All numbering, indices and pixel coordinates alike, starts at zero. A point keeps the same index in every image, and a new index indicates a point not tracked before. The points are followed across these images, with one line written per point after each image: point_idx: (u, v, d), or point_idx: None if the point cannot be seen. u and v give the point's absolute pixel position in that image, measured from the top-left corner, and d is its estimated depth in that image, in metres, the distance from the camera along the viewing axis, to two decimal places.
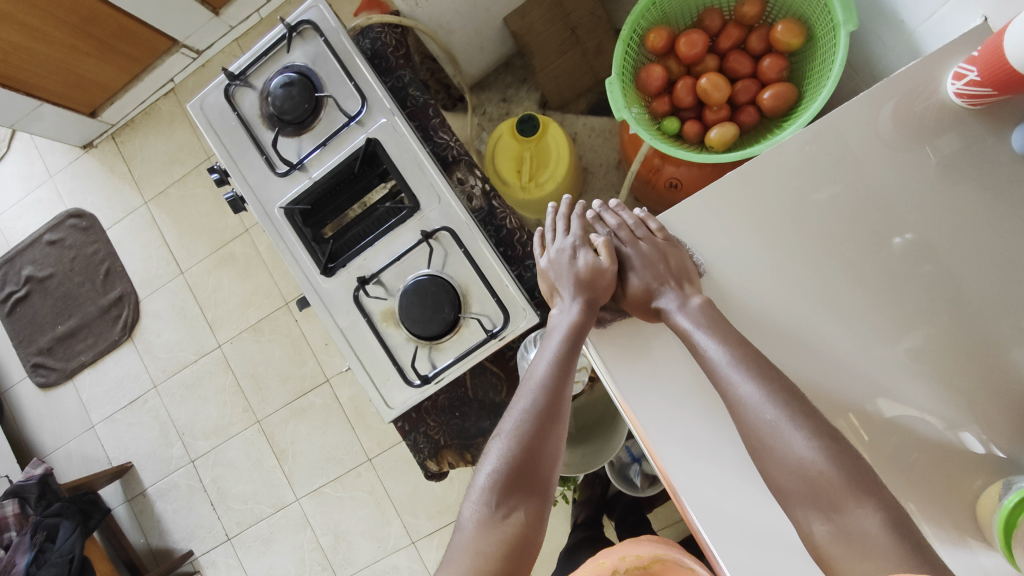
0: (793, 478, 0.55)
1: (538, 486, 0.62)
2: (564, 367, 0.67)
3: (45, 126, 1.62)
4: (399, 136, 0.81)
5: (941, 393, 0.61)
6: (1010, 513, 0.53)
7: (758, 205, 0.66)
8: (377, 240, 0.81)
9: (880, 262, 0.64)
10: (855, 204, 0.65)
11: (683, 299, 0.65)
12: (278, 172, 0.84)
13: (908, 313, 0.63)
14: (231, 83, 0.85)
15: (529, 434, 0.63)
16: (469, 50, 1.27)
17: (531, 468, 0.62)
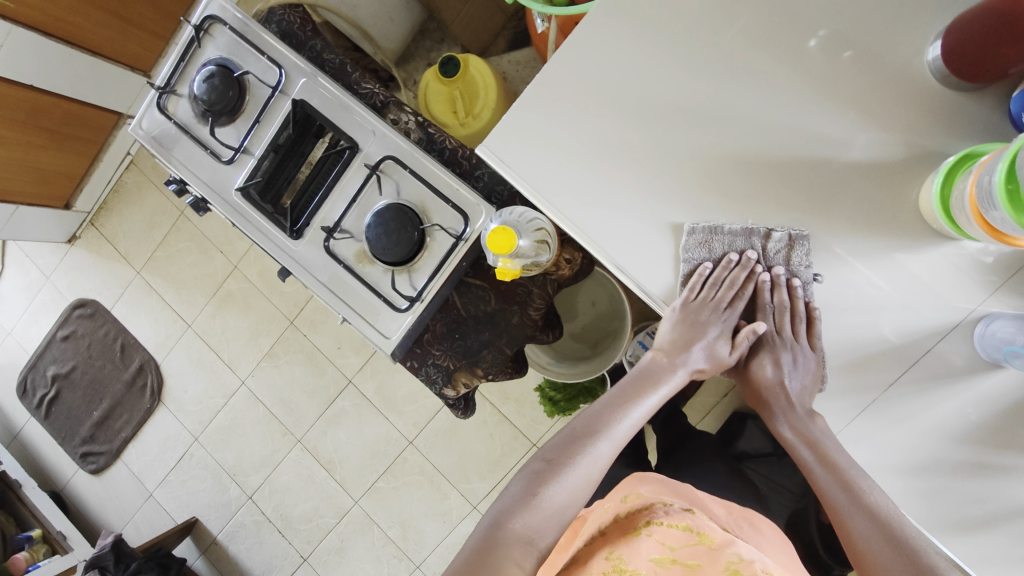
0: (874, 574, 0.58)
1: (566, 514, 0.65)
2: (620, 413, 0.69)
3: (27, 230, 1.70)
4: (322, 91, 0.86)
5: (879, 150, 0.62)
6: (942, 193, 0.54)
7: (663, 40, 0.66)
8: (331, 189, 0.87)
9: (797, 41, 0.63)
10: (756, 8, 0.64)
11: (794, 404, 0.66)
12: (225, 159, 0.90)
13: (833, 74, 0.63)
14: (160, 95, 0.91)
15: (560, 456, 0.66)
16: (380, 24, 1.31)
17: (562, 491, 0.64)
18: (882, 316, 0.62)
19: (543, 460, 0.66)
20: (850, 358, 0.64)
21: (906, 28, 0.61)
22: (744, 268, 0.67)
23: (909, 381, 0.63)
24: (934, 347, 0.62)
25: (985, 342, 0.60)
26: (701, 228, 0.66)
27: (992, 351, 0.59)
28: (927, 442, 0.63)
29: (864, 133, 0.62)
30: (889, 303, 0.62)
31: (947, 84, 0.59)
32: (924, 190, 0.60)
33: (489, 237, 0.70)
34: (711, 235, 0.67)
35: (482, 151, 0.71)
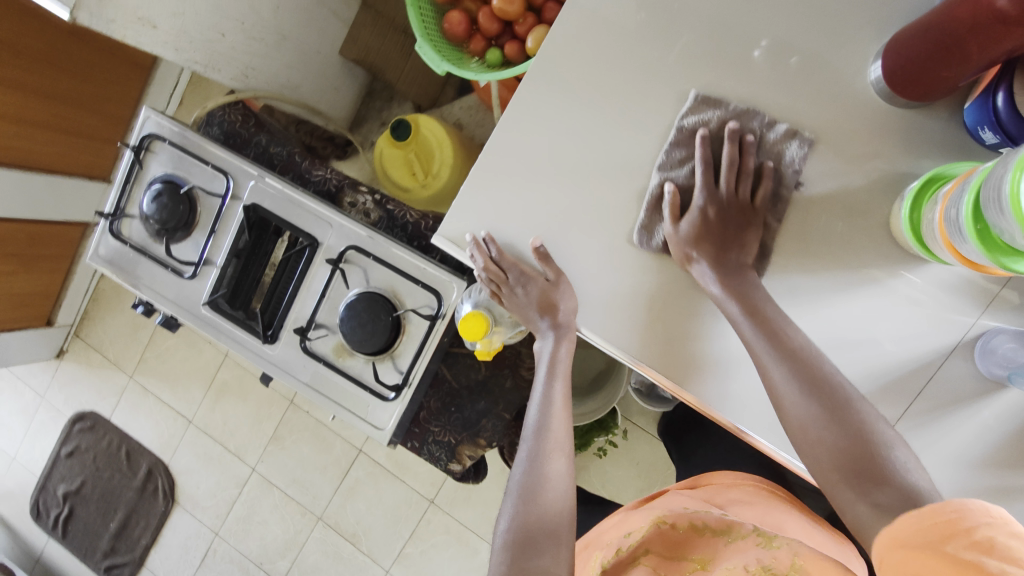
0: (829, 455, 0.52)
1: (558, 536, 0.61)
2: (561, 424, 0.69)
3: (13, 355, 1.68)
4: (272, 191, 0.85)
5: (840, 171, 0.60)
6: (912, 219, 0.52)
7: (600, 96, 0.64)
8: (298, 288, 0.84)
9: (740, 77, 0.62)
10: (687, 49, 0.62)
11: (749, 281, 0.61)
12: (187, 275, 0.88)
13: (776, 104, 0.61)
14: (111, 221, 0.89)
15: (527, 482, 0.64)
16: (326, 96, 1.31)
17: (544, 517, 0.62)
18: (880, 348, 0.60)
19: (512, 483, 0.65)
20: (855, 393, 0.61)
21: (839, 47, 0.59)
22: (739, 144, 0.62)
23: (919, 410, 0.60)
24: (936, 375, 0.59)
25: (988, 362, 0.57)
26: (709, 99, 0.62)
27: (996, 371, 0.57)
28: (949, 467, 0.59)
29: (819, 159, 0.60)
30: (883, 333, 0.60)
31: (893, 101, 0.58)
32: (894, 212, 0.58)
33: (461, 324, 0.69)
34: (713, 108, 0.62)
35: (437, 239, 0.71)
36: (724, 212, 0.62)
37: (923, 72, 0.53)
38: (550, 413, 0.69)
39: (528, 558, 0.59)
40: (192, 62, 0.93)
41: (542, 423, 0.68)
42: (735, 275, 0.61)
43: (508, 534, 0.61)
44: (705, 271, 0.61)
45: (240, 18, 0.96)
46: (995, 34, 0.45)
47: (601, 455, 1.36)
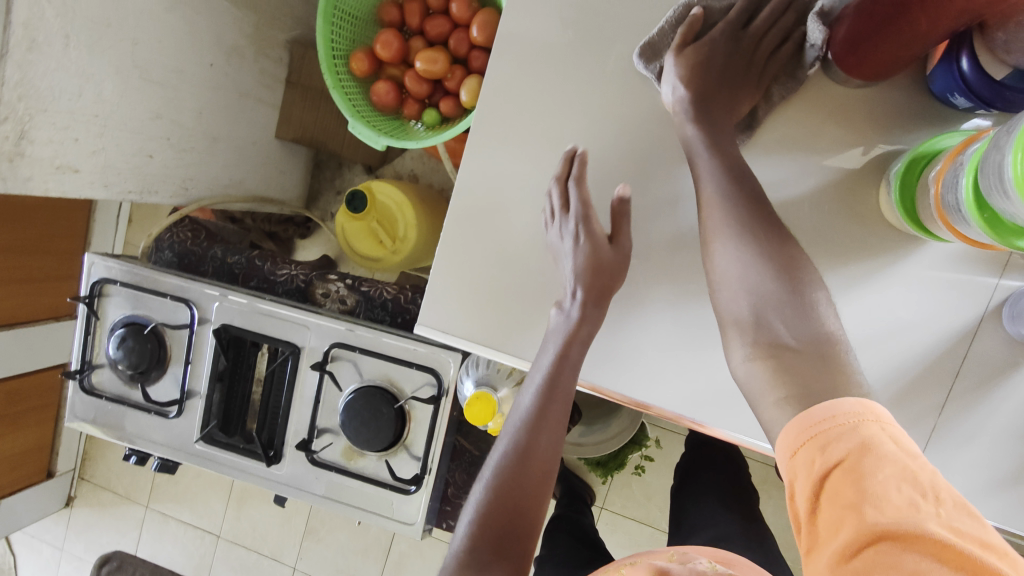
0: (732, 293, 0.53)
1: (525, 535, 0.57)
2: (561, 409, 0.61)
3: (21, 517, 1.61)
4: (238, 307, 0.80)
5: (815, 158, 0.57)
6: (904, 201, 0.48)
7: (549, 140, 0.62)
8: (290, 400, 0.80)
9: None
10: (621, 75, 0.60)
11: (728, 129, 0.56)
12: (173, 414, 0.83)
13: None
14: (81, 378, 0.84)
15: (508, 478, 0.58)
16: (274, 182, 1.27)
17: (517, 514, 0.57)
18: (903, 338, 0.55)
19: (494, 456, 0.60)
20: (892, 391, 0.56)
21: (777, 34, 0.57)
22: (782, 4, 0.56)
23: (962, 391, 0.55)
24: (970, 353, 0.54)
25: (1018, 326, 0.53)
26: None
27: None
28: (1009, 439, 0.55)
29: (786, 158, 0.57)
30: (902, 321, 0.55)
31: (848, 83, 0.55)
32: (882, 190, 0.55)
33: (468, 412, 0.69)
34: None
35: (420, 329, 0.68)
36: (731, 54, 0.56)
37: (876, 48, 0.48)
38: (554, 401, 0.60)
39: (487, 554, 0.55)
40: (127, 192, 0.89)
41: (539, 414, 0.60)
42: (715, 116, 0.55)
43: (474, 526, 0.57)
44: (682, 106, 0.56)
45: (165, 135, 0.93)
46: (942, 9, 0.42)
47: (640, 471, 1.34)
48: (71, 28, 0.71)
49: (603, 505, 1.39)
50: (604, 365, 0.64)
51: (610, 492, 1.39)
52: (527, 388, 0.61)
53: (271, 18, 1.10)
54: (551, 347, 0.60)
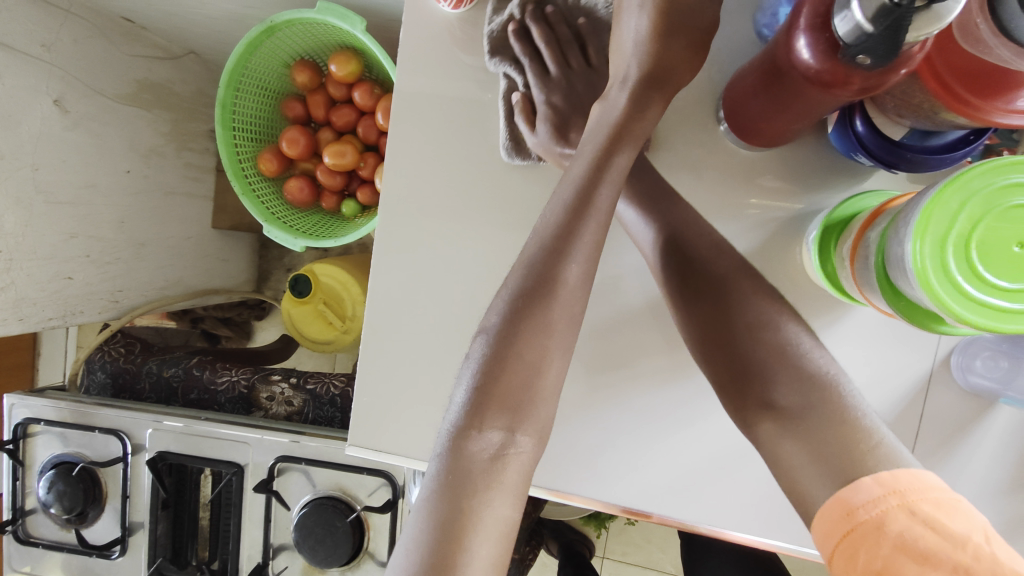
0: (732, 352, 0.49)
1: (541, 384, 0.46)
2: (596, 225, 0.47)
3: None
4: (173, 432, 0.75)
5: (736, 217, 0.54)
6: (825, 265, 0.48)
7: (466, 229, 0.59)
8: (239, 523, 0.75)
9: None
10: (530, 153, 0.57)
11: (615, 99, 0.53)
12: (116, 554, 0.77)
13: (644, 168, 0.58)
14: (13, 529, 0.78)
15: (528, 312, 0.45)
16: (218, 272, 1.23)
17: (531, 377, 0.46)
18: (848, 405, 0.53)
19: (483, 329, 0.46)
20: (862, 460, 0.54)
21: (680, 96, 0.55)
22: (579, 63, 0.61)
23: (926, 450, 0.52)
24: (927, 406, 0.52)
25: (964, 373, 0.51)
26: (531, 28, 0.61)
27: (975, 380, 0.51)
28: (984, 484, 0.52)
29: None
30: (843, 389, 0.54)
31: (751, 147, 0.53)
32: (803, 251, 0.53)
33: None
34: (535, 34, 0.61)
35: (353, 452, 0.61)
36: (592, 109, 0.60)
37: (767, 119, 0.47)
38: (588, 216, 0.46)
39: (496, 430, 0.45)
40: (47, 320, 0.84)
41: (565, 227, 0.46)
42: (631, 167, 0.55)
43: (477, 395, 0.45)
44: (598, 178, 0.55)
45: (85, 252, 0.88)
46: (824, 96, 0.40)
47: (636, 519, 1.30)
48: None
49: (604, 555, 1.33)
50: (555, 462, 0.61)
51: (609, 540, 1.34)
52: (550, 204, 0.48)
53: (189, 112, 1.08)
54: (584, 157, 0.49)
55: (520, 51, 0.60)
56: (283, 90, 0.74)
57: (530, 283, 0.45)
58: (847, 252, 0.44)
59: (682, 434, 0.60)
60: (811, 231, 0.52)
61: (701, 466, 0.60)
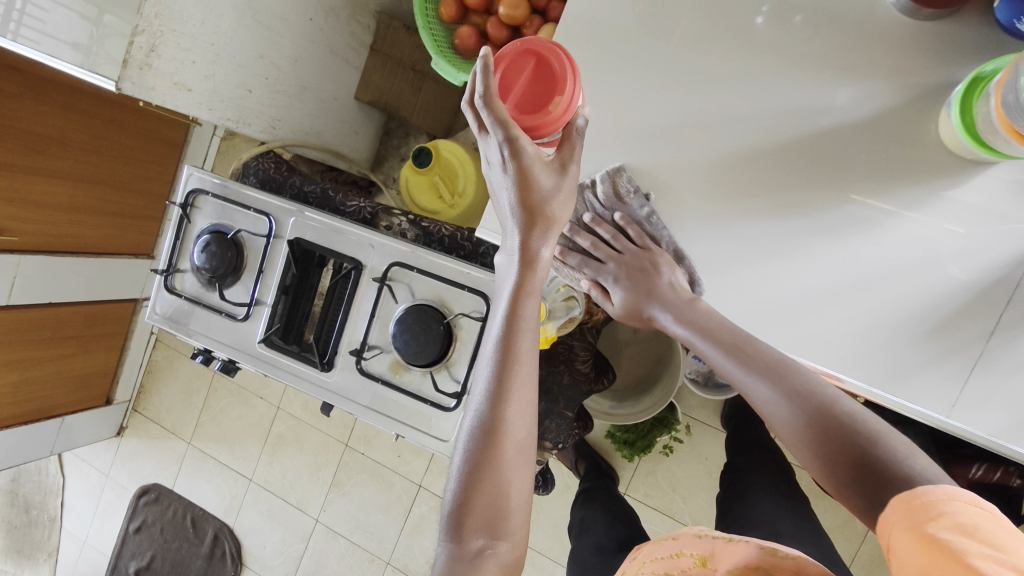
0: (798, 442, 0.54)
1: (507, 504, 0.60)
2: (521, 385, 0.61)
3: (80, 434, 1.74)
4: (311, 224, 0.87)
5: (870, 88, 0.59)
6: (964, 121, 0.53)
7: (616, 71, 0.66)
8: (348, 312, 0.85)
9: (749, 40, 0.62)
10: (696, 11, 0.63)
11: (552, 232, 0.63)
12: (241, 316, 0.90)
13: (774, 39, 0.61)
14: (165, 276, 0.93)
15: (480, 453, 0.59)
16: (347, 140, 1.37)
17: (498, 493, 0.60)
18: (900, 286, 0.59)
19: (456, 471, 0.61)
20: (933, 323, 0.59)
21: None
22: None
23: (1007, 330, 0.57)
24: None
25: None
26: None
27: None
28: None
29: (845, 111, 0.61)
30: (923, 281, 0.58)
31: (918, 15, 0.57)
32: (943, 123, 0.57)
33: None
34: None
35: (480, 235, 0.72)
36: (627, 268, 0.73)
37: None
38: (513, 366, 0.61)
39: (479, 536, 0.59)
40: (225, 118, 0.99)
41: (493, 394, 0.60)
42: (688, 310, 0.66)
43: (459, 506, 0.60)
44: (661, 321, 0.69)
45: (263, 74, 1.02)
46: None
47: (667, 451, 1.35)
48: None
49: (627, 491, 1.38)
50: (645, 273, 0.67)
51: (635, 477, 1.39)
52: (482, 370, 0.62)
53: None
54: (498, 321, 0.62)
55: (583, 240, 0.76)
56: None
57: (479, 428, 0.60)
58: (995, 83, 0.50)
59: (772, 279, 0.63)
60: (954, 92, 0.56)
61: (781, 302, 0.62)
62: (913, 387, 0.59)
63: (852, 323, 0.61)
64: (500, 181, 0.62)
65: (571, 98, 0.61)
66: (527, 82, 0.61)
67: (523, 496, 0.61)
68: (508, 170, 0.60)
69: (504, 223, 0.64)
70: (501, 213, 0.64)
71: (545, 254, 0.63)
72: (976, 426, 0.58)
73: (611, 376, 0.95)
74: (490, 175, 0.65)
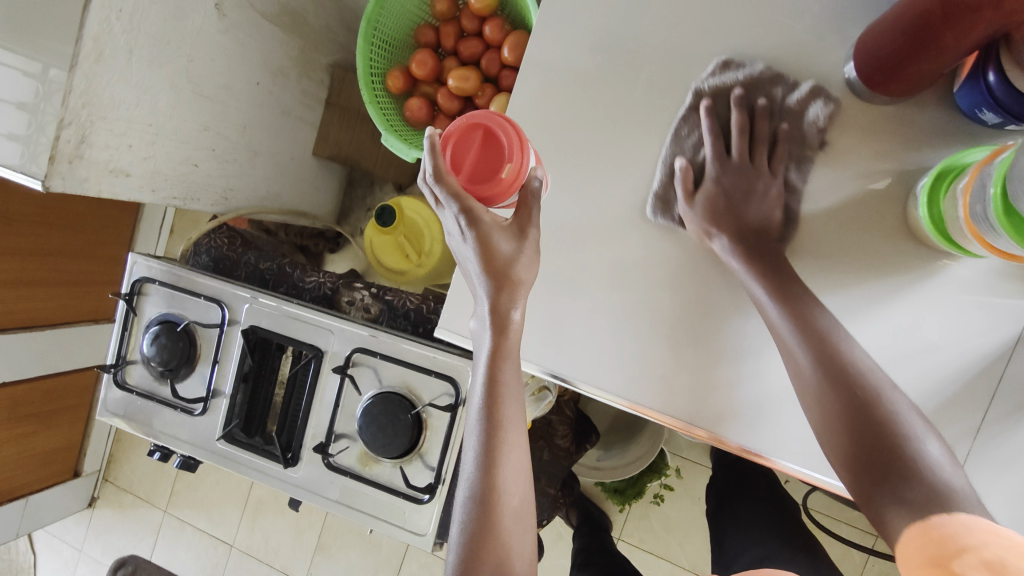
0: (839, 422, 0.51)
1: (510, 574, 0.53)
2: (511, 448, 0.57)
3: (47, 513, 1.66)
4: (266, 311, 0.83)
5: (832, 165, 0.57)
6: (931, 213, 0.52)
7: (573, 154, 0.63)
8: (310, 402, 0.81)
9: (706, 116, 0.60)
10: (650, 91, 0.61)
11: (521, 293, 0.59)
12: (198, 411, 0.85)
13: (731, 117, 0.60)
14: (114, 372, 0.88)
15: (478, 521, 0.54)
16: (309, 197, 1.32)
17: (499, 565, 0.53)
18: None
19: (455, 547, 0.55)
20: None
21: (802, 65, 0.58)
22: None
23: (995, 418, 0.55)
24: (1005, 372, 0.55)
25: None
26: None
27: None
28: None
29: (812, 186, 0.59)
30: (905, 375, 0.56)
31: (873, 99, 0.56)
32: (909, 209, 0.55)
33: None
34: None
35: (440, 333, 0.70)
36: (733, 194, 0.60)
37: (904, 64, 0.49)
38: (499, 432, 0.57)
39: None
40: (170, 198, 0.94)
41: (486, 458, 0.56)
42: (793, 287, 0.55)
43: None
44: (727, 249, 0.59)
45: (211, 146, 0.98)
46: (967, 22, 0.44)
47: (659, 499, 1.32)
48: (134, 46, 0.77)
49: (620, 538, 1.35)
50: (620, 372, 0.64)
51: (627, 523, 1.35)
52: (470, 439, 0.57)
53: (316, 43, 1.17)
54: (478, 383, 0.58)
55: (707, 124, 0.61)
56: (419, 18, 0.83)
57: (472, 496, 0.55)
58: (963, 188, 0.48)
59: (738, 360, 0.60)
60: (921, 180, 0.55)
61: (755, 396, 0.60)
62: None
63: None
64: (463, 252, 0.59)
65: (519, 165, 0.55)
66: (476, 157, 0.56)
67: (527, 566, 0.55)
68: (468, 240, 0.57)
69: (472, 288, 0.61)
70: (469, 277, 0.61)
71: (518, 318, 0.59)
72: None
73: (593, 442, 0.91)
74: (451, 245, 0.62)
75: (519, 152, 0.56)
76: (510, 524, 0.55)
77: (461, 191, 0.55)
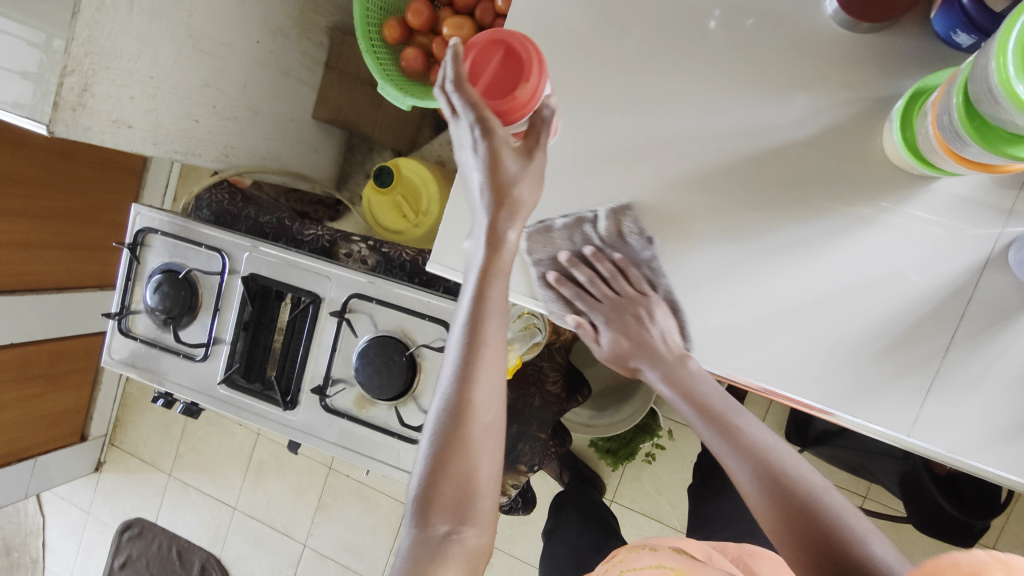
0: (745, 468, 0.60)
1: (476, 486, 0.55)
2: (491, 373, 0.56)
3: (55, 474, 1.70)
4: (265, 259, 0.85)
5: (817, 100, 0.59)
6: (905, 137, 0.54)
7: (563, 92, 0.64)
8: (308, 346, 0.83)
9: (694, 53, 0.61)
10: (640, 28, 0.62)
11: (520, 214, 0.58)
12: (200, 357, 0.88)
13: (718, 53, 0.61)
14: (118, 320, 0.90)
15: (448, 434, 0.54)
16: (309, 160, 1.34)
17: (465, 475, 0.54)
18: (849, 303, 0.59)
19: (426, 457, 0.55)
20: (892, 339, 0.58)
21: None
22: None
23: (965, 338, 0.57)
24: (975, 294, 0.57)
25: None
26: None
27: None
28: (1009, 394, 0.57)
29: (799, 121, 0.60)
30: (880, 303, 0.59)
31: (857, 30, 0.57)
32: (887, 138, 0.57)
33: None
34: None
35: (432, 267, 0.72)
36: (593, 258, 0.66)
37: None
38: (479, 349, 0.56)
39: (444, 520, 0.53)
40: (173, 152, 0.96)
41: (462, 371, 0.55)
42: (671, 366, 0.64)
43: (422, 490, 0.54)
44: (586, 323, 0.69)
45: (211, 102, 1.00)
46: None
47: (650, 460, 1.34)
48: None
49: (614, 499, 1.37)
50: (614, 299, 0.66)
51: (621, 484, 1.38)
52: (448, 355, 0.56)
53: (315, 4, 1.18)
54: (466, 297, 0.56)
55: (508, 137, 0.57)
56: None
57: (446, 407, 0.55)
58: (930, 105, 0.51)
59: (722, 288, 0.62)
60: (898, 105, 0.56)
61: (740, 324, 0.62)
62: (876, 405, 0.59)
63: (804, 337, 0.60)
64: (470, 162, 0.57)
65: (537, 83, 0.56)
66: (496, 72, 0.57)
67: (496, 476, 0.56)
68: (479, 149, 0.56)
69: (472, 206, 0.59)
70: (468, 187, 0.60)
71: (512, 240, 0.57)
72: (936, 444, 0.58)
73: (585, 392, 0.94)
74: (459, 158, 0.60)
75: (537, 71, 0.57)
76: (485, 443, 0.55)
77: (478, 98, 0.54)
